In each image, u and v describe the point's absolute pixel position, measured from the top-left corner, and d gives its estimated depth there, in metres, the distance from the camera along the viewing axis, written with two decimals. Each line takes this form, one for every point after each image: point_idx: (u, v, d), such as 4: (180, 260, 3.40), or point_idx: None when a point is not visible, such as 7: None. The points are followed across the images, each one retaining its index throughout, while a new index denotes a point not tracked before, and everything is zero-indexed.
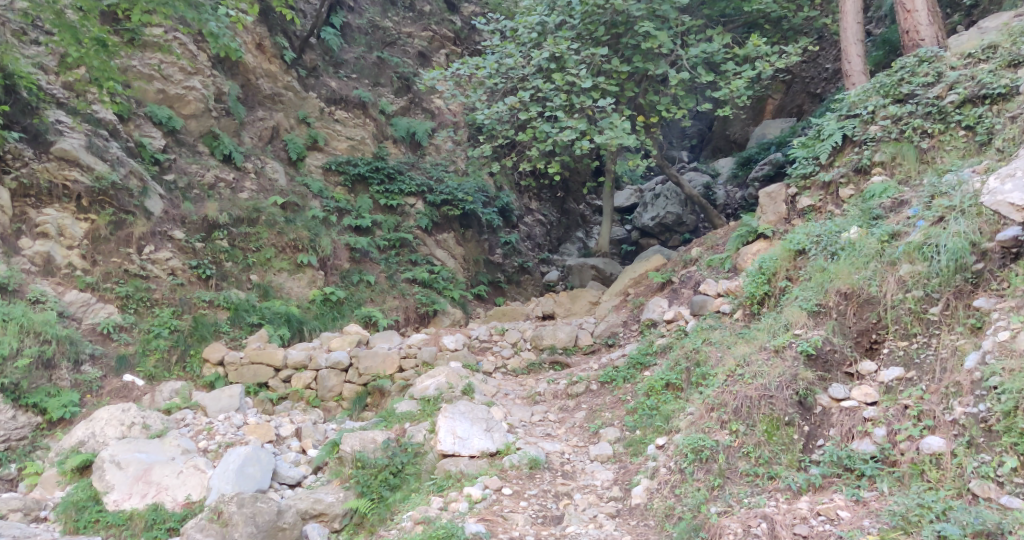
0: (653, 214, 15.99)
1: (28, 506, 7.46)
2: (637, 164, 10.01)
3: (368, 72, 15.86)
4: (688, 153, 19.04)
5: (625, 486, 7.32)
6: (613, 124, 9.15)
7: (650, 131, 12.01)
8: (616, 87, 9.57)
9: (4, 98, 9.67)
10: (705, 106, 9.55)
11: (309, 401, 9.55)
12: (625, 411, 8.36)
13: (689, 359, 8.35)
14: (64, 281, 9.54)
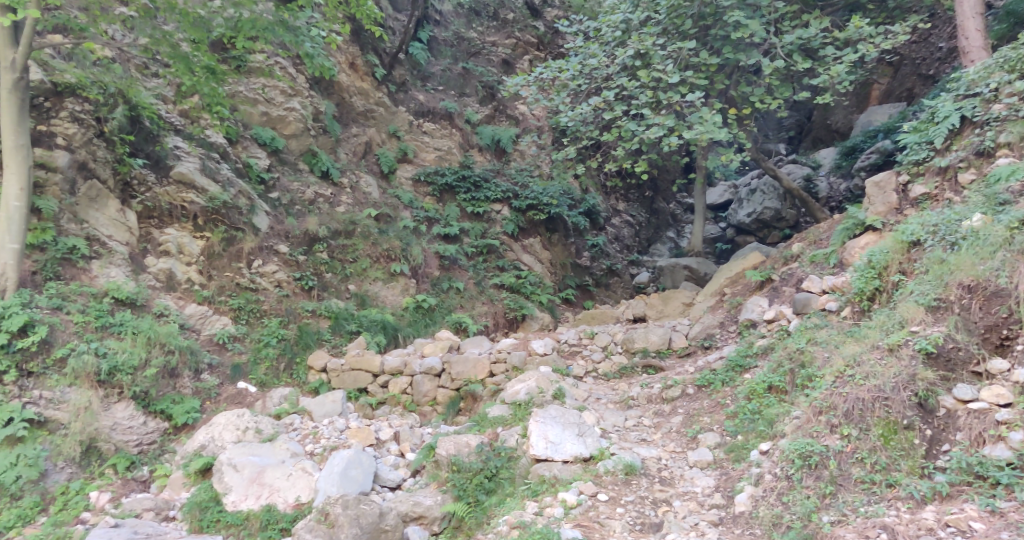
0: (748, 210, 15.39)
1: (159, 507, 7.87)
2: (731, 159, 9.61)
3: (454, 83, 16.27)
4: (785, 146, 18.00)
5: (728, 493, 6.99)
6: (703, 117, 8.86)
7: (743, 124, 11.57)
8: (706, 80, 9.27)
9: (130, 128, 10.61)
10: (802, 94, 9.15)
11: (406, 405, 9.90)
12: (726, 415, 8.02)
13: (793, 361, 7.93)
14: (184, 295, 10.20)
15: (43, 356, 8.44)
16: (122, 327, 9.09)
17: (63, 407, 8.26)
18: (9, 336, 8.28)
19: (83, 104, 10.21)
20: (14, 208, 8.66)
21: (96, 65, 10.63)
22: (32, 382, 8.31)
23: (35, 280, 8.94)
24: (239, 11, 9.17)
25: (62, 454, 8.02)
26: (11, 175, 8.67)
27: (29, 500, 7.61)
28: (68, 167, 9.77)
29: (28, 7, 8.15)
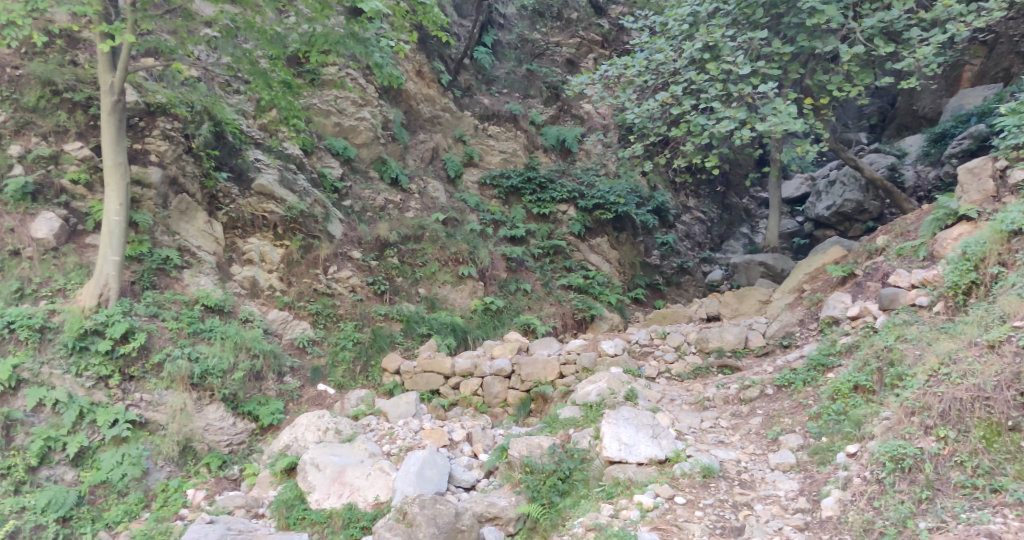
0: (827, 203, 14.91)
1: (249, 504, 8.17)
2: (807, 150, 9.44)
3: (518, 85, 16.30)
4: (866, 134, 17.43)
5: (814, 498, 6.78)
6: (777, 108, 8.68)
7: (820, 114, 11.28)
8: (779, 70, 9.06)
9: (215, 144, 11.11)
10: (886, 79, 8.85)
11: (477, 407, 10.03)
12: (809, 416, 7.80)
13: (881, 358, 7.64)
14: (267, 301, 10.54)
15: (142, 361, 8.85)
16: (212, 332, 9.46)
17: (162, 409, 8.67)
18: (112, 343, 8.70)
19: (174, 122, 10.72)
20: (115, 222, 9.04)
21: (184, 85, 11.22)
22: (133, 385, 8.71)
23: (133, 289, 9.34)
24: (313, 25, 9.48)
25: (161, 453, 8.41)
26: (110, 192, 9.08)
27: (133, 497, 8.00)
28: (161, 183, 10.22)
29: (127, 30, 8.65)
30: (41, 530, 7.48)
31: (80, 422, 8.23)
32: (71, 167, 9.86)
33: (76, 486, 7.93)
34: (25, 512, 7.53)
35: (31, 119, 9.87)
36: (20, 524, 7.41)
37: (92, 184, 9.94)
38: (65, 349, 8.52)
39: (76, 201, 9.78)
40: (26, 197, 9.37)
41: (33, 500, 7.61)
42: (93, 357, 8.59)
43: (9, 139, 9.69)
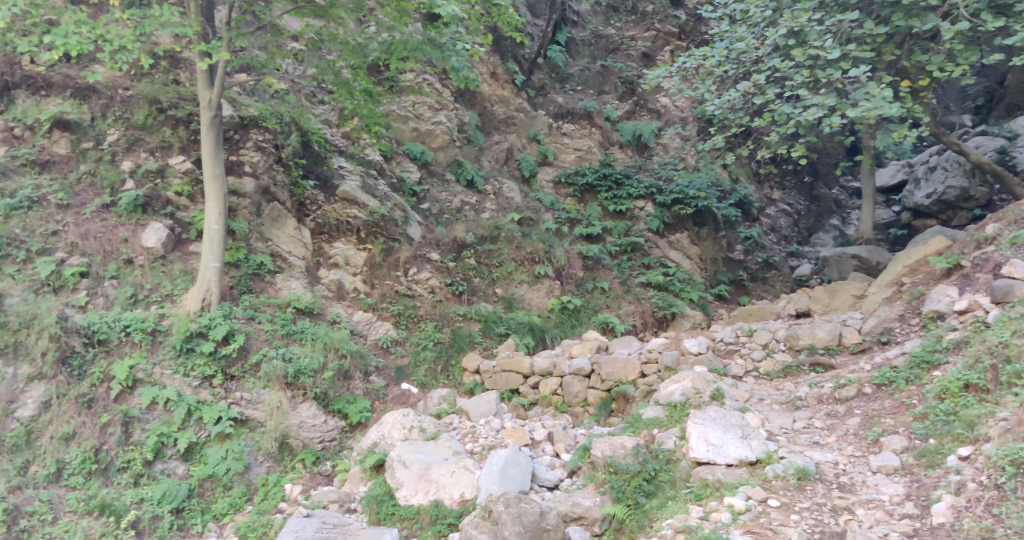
0: (927, 191, 14.41)
1: (342, 499, 8.39)
2: (906, 135, 9.05)
3: (593, 82, 16.26)
4: (971, 116, 16.73)
5: (923, 503, 6.57)
6: (871, 93, 8.40)
7: (918, 97, 10.87)
8: (872, 53, 8.77)
9: (302, 153, 11.44)
10: (995, 56, 8.45)
11: (558, 406, 10.06)
12: (913, 417, 7.53)
13: (995, 355, 7.31)
14: (352, 303, 10.82)
15: (242, 361, 9.19)
16: (304, 334, 9.79)
17: (260, 407, 8.98)
18: (214, 344, 9.08)
19: (264, 134, 11.11)
20: (215, 231, 9.42)
21: (274, 97, 11.67)
22: (234, 384, 9.05)
23: (232, 293, 9.73)
24: (392, 33, 9.77)
25: (261, 449, 8.73)
26: (210, 202, 9.46)
27: (237, 491, 8.34)
28: (254, 192, 10.62)
29: (224, 44, 8.98)
30: (158, 521, 7.86)
31: (188, 419, 8.60)
32: (175, 180, 10.37)
33: (187, 479, 8.30)
34: (143, 503, 7.93)
35: (140, 135, 10.49)
36: (138, 514, 7.81)
37: (194, 195, 10.43)
38: (174, 351, 8.91)
39: (181, 211, 10.30)
40: (137, 209, 9.93)
41: (150, 492, 8.02)
42: (198, 358, 8.96)
43: (121, 155, 10.31)
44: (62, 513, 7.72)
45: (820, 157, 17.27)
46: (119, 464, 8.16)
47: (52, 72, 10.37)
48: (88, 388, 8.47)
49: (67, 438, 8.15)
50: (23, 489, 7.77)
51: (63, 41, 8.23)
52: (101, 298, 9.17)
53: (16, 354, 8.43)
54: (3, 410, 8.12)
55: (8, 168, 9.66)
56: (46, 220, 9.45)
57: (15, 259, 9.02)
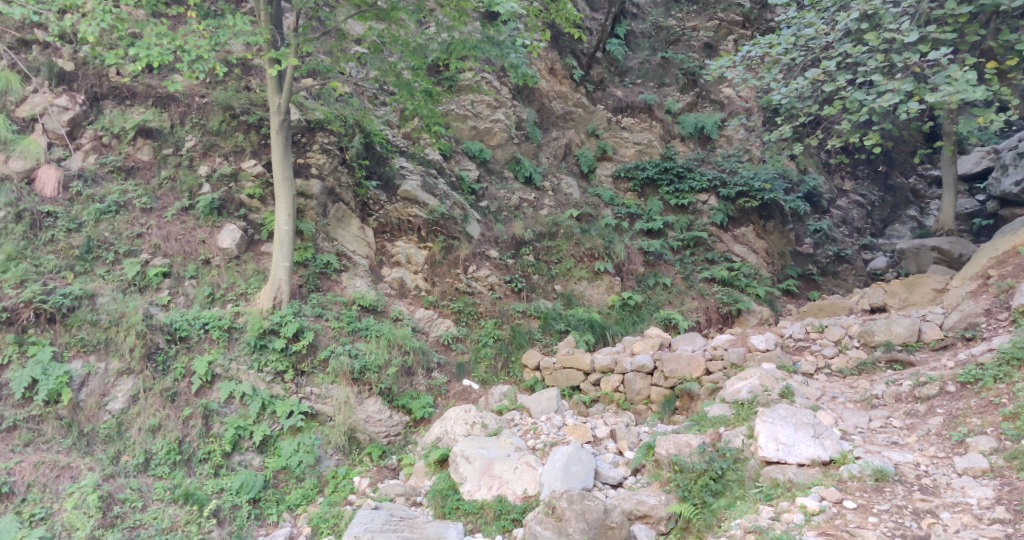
0: (1016, 178, 13.83)
1: (408, 492, 8.49)
2: (992, 120, 8.68)
3: (653, 74, 16.05)
4: None
5: (1014, 508, 6.35)
6: (952, 77, 8.09)
7: (1005, 80, 10.41)
8: (953, 34, 8.44)
9: (365, 154, 11.61)
10: None
11: (619, 404, 9.93)
12: (1002, 417, 7.26)
13: None
14: (414, 301, 10.92)
15: (311, 357, 9.38)
16: (368, 330, 9.89)
17: (329, 401, 9.18)
18: (286, 341, 9.30)
19: (330, 137, 11.27)
20: (285, 231, 9.62)
21: (338, 101, 11.87)
22: (304, 379, 9.27)
23: (301, 291, 9.95)
24: (451, 33, 9.85)
25: (331, 442, 8.94)
26: (279, 205, 9.68)
27: (309, 482, 8.55)
28: (321, 193, 10.81)
29: (291, 49, 9.14)
30: (237, 510, 8.10)
31: (263, 412, 8.86)
32: (248, 184, 10.70)
33: (262, 470, 8.54)
34: (223, 493, 8.18)
35: (215, 141, 10.81)
36: (218, 503, 8.05)
37: (265, 198, 10.73)
38: (249, 347, 9.18)
39: (253, 214, 10.59)
40: (214, 212, 10.24)
41: (229, 482, 8.27)
42: (271, 353, 9.21)
43: (198, 160, 10.64)
44: (151, 501, 7.92)
45: (895, 145, 16.73)
46: (200, 455, 8.44)
47: (135, 82, 10.72)
48: (171, 382, 8.76)
49: (153, 429, 8.46)
50: (116, 477, 8.01)
51: (146, 53, 8.65)
52: (182, 297, 9.48)
53: (107, 350, 8.72)
54: (96, 403, 8.43)
55: (96, 174, 10.03)
56: (132, 223, 9.78)
57: (104, 260, 9.37)
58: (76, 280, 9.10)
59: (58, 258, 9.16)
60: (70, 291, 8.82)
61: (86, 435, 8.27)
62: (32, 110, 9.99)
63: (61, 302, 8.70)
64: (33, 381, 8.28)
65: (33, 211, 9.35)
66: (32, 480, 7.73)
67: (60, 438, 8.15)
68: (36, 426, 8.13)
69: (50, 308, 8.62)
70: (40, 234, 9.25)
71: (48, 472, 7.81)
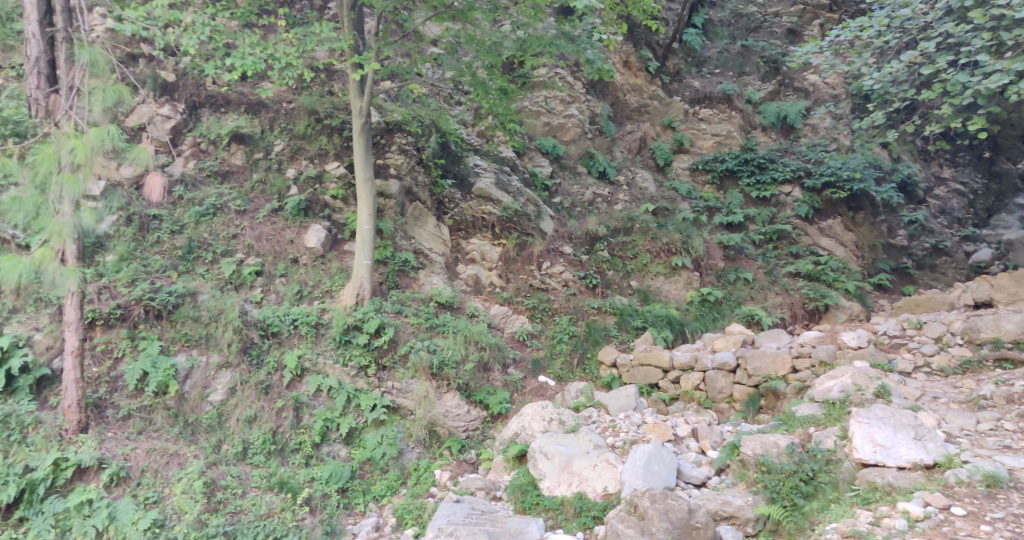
0: None
1: (488, 487, 8.47)
2: None
3: (732, 63, 15.65)
4: None
5: None
6: None
7: None
8: None
9: (441, 153, 11.66)
10: None
11: (700, 402, 9.72)
12: None
13: None
14: (489, 297, 10.91)
15: (392, 353, 9.52)
16: (446, 327, 9.96)
17: (409, 396, 9.27)
18: (368, 336, 9.46)
19: (408, 137, 11.36)
20: (366, 230, 9.75)
21: (415, 102, 11.96)
22: (386, 374, 9.39)
23: (382, 289, 10.07)
24: (527, 30, 9.83)
25: (412, 435, 9.02)
26: (361, 205, 9.82)
27: (393, 474, 8.67)
28: (399, 193, 10.92)
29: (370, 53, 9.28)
30: (327, 499, 8.26)
31: (348, 406, 9.01)
32: (331, 185, 10.90)
33: (349, 461, 8.71)
34: (314, 482, 8.34)
35: (302, 145, 11.07)
36: (310, 492, 8.22)
37: (347, 198, 10.92)
38: (334, 343, 9.37)
39: (336, 214, 10.79)
40: (301, 213, 10.48)
41: (319, 471, 8.45)
42: (355, 349, 9.37)
43: (286, 163, 10.88)
44: (249, 488, 8.12)
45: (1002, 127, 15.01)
46: (292, 446, 8.65)
47: (230, 90, 10.97)
48: (265, 376, 9.00)
49: (249, 420, 8.69)
50: (218, 464, 8.26)
51: (242, 62, 9.42)
52: (273, 294, 9.73)
53: (207, 345, 8.99)
54: (198, 395, 8.71)
55: (196, 180, 10.34)
56: (228, 224, 10.05)
57: (204, 260, 9.66)
58: (180, 278, 9.39)
59: (163, 258, 9.49)
60: (175, 289, 9.14)
61: (190, 424, 8.54)
62: (139, 120, 10.33)
63: (167, 299, 9.02)
64: (144, 373, 8.59)
65: (141, 214, 9.71)
66: (145, 466, 8.01)
67: (168, 427, 8.45)
68: (148, 416, 8.44)
69: (158, 305, 8.96)
70: (147, 236, 9.60)
71: (158, 459, 8.10)
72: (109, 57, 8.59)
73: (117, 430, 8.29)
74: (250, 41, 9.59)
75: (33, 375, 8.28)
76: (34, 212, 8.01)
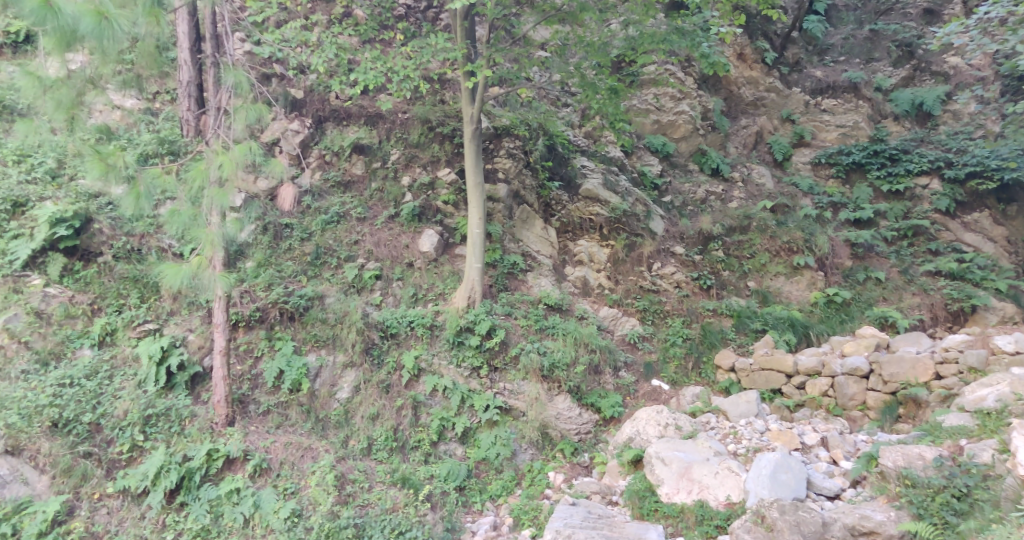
0: None
1: (604, 491, 8.48)
2: None
3: (859, 49, 14.81)
4: None
5: None
6: None
7: None
8: None
9: (548, 156, 11.73)
10: None
11: (829, 409, 9.20)
12: None
13: None
14: (597, 299, 10.85)
15: (503, 354, 9.68)
16: (555, 328, 10.00)
17: (521, 397, 9.39)
18: (480, 338, 9.65)
19: (515, 141, 11.54)
20: (477, 234, 9.99)
21: (523, 106, 12.11)
22: (498, 375, 9.57)
23: (491, 291, 10.26)
24: (639, 27, 9.76)
25: (525, 436, 9.16)
26: (472, 209, 10.05)
27: (508, 474, 8.85)
28: (507, 197, 11.09)
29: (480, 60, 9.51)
30: (446, 496, 8.47)
31: (463, 406, 9.27)
32: (443, 191, 11.32)
33: (465, 460, 8.95)
34: (434, 479, 8.61)
35: (416, 153, 11.51)
36: (431, 488, 8.46)
37: (458, 203, 11.28)
38: (448, 344, 9.63)
39: (447, 219, 11.14)
40: (415, 219, 10.89)
41: (438, 469, 8.72)
42: (468, 350, 9.60)
43: (401, 171, 11.32)
44: (375, 483, 8.42)
45: None
46: (411, 443, 8.97)
47: (352, 104, 11.55)
48: (386, 375, 9.38)
49: (373, 417, 9.07)
50: (347, 459, 8.66)
51: (364, 77, 9.91)
52: (391, 297, 10.13)
53: (334, 345, 9.45)
54: (327, 392, 9.16)
55: (322, 190, 10.94)
56: (350, 231, 10.58)
57: (330, 265, 10.20)
58: (309, 282, 9.94)
59: (295, 263, 10.08)
60: (305, 293, 9.68)
61: (321, 420, 9.00)
62: (273, 135, 11.02)
63: (299, 302, 9.56)
64: (280, 371, 9.14)
65: (275, 223, 10.37)
66: (283, 458, 8.49)
67: (301, 422, 8.94)
68: (284, 411, 8.97)
69: (291, 307, 9.51)
70: (280, 244, 10.23)
71: (295, 452, 8.58)
72: (250, 77, 9.31)
73: (258, 424, 8.83)
74: (371, 56, 10.13)
75: (188, 373, 8.97)
76: (190, 223, 8.59)
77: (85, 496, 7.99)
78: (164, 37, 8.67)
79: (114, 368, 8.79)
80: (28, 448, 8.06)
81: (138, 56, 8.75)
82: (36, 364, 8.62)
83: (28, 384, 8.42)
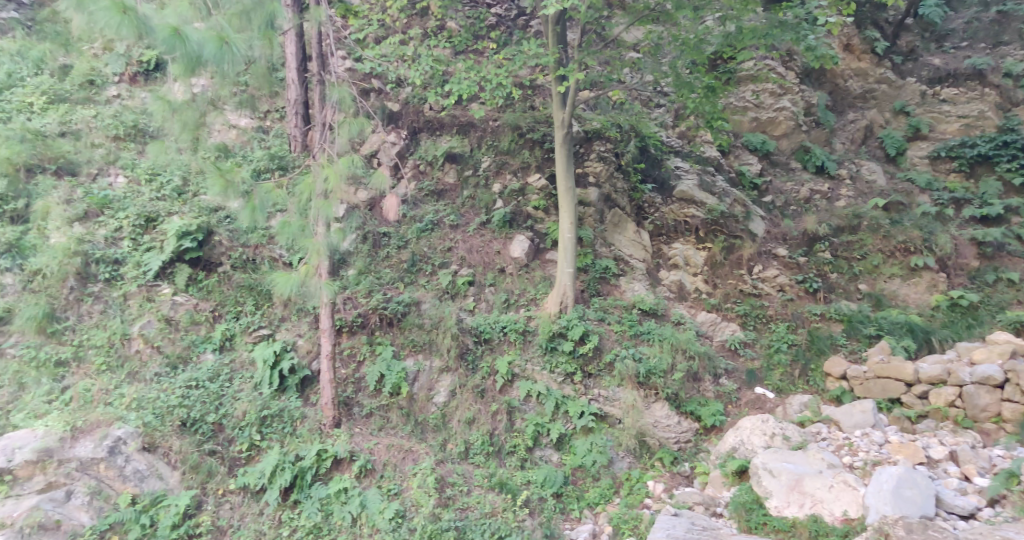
0: None
1: (707, 502, 8.15)
2: None
3: (983, 33, 13.82)
4: None
5: None
6: None
7: None
8: None
9: (640, 158, 11.52)
10: None
11: (959, 421, 8.46)
12: None
13: None
14: (694, 304, 10.52)
15: (597, 360, 9.56)
16: (650, 334, 9.82)
17: (617, 404, 9.25)
18: (573, 343, 9.59)
19: (607, 144, 11.47)
20: (568, 239, 9.96)
21: (613, 108, 11.95)
22: (592, 381, 9.46)
23: (584, 296, 10.17)
24: (739, 23, 9.34)
25: (622, 444, 8.99)
26: (564, 214, 10.02)
27: (606, 482, 8.72)
28: (598, 200, 10.96)
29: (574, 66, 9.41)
30: (544, 502, 8.46)
31: (557, 411, 9.22)
32: (533, 196, 11.29)
33: (561, 467, 8.89)
34: (531, 485, 8.62)
35: (506, 159, 11.58)
36: (529, 494, 8.48)
37: (548, 208, 11.23)
38: (541, 349, 9.63)
39: (538, 224, 11.14)
40: (507, 224, 10.97)
41: (534, 475, 8.71)
42: (561, 356, 9.56)
43: (492, 179, 11.45)
44: (474, 487, 8.53)
45: None
46: (508, 448, 9.00)
47: (446, 115, 11.80)
48: (481, 379, 9.45)
49: (470, 421, 9.17)
50: (446, 462, 8.79)
51: (457, 87, 10.13)
52: (484, 302, 10.24)
53: (430, 350, 9.62)
54: (425, 396, 9.34)
55: (417, 198, 11.19)
56: (444, 239, 10.77)
57: (426, 272, 10.40)
58: (406, 289, 10.17)
59: (392, 271, 10.33)
60: (403, 299, 9.91)
61: (420, 424, 9.17)
62: (372, 147, 11.36)
63: (397, 308, 9.81)
64: (381, 375, 9.38)
65: (374, 232, 10.68)
66: (386, 460, 8.70)
67: (402, 425, 9.14)
68: (385, 414, 9.19)
69: (390, 313, 9.76)
70: (380, 252, 10.53)
71: (397, 454, 8.78)
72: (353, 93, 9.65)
73: (362, 426, 9.09)
74: (465, 66, 10.24)
75: (298, 376, 9.38)
76: (300, 233, 8.94)
77: (211, 492, 8.45)
78: (275, 58, 9.20)
79: (234, 371, 9.31)
80: (161, 445, 8.57)
81: (252, 78, 9.28)
82: (166, 367, 9.25)
83: (161, 385, 9.03)
